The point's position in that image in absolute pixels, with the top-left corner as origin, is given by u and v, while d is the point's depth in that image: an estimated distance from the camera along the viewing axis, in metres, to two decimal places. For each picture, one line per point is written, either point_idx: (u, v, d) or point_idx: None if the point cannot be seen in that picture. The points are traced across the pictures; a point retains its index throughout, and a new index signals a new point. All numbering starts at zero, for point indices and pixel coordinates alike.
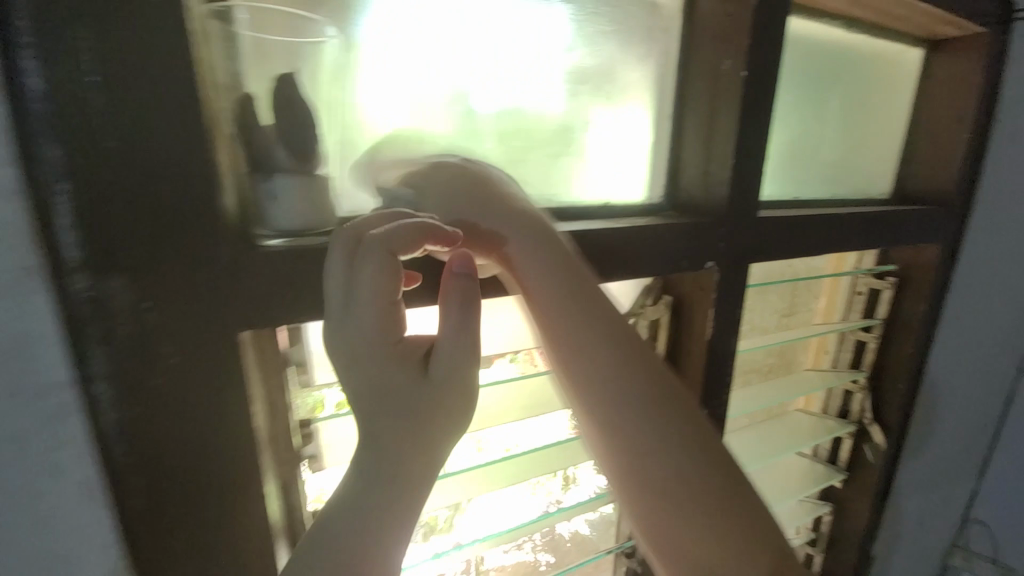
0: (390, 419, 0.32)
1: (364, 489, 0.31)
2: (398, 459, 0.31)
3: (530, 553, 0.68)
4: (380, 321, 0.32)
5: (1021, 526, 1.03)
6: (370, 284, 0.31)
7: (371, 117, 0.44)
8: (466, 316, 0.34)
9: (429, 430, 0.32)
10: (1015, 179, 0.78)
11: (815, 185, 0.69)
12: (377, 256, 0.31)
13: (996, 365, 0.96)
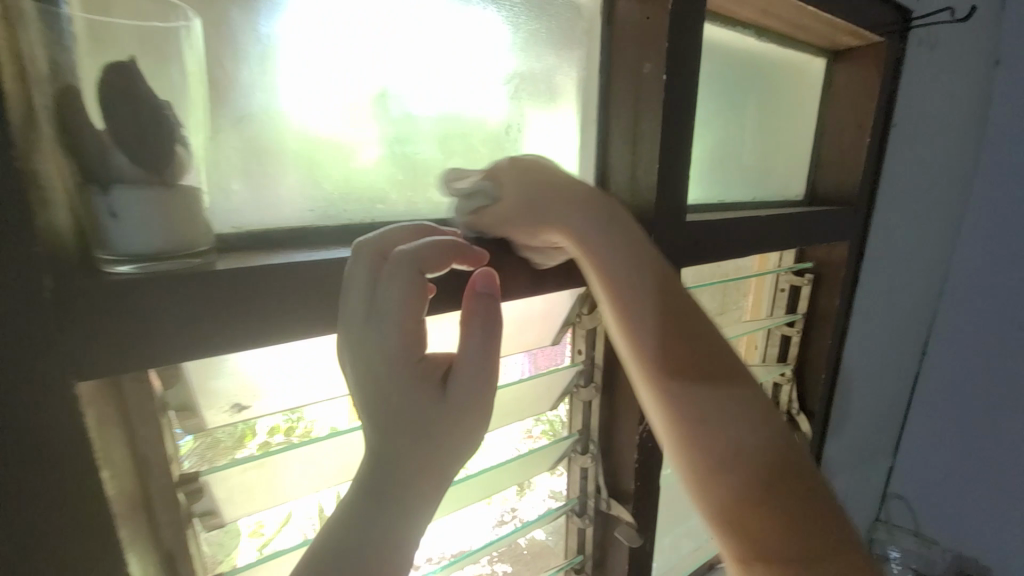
0: (402, 441, 0.28)
1: (368, 515, 0.27)
2: (409, 486, 0.28)
3: (486, 566, 0.63)
4: (405, 335, 0.28)
5: (931, 496, 1.15)
6: (398, 301, 0.29)
7: (300, 120, 0.41)
8: (488, 336, 0.30)
9: (439, 455, 0.28)
10: (908, 181, 0.85)
11: (737, 188, 0.71)
12: (410, 271, 0.29)
13: (900, 350, 1.05)
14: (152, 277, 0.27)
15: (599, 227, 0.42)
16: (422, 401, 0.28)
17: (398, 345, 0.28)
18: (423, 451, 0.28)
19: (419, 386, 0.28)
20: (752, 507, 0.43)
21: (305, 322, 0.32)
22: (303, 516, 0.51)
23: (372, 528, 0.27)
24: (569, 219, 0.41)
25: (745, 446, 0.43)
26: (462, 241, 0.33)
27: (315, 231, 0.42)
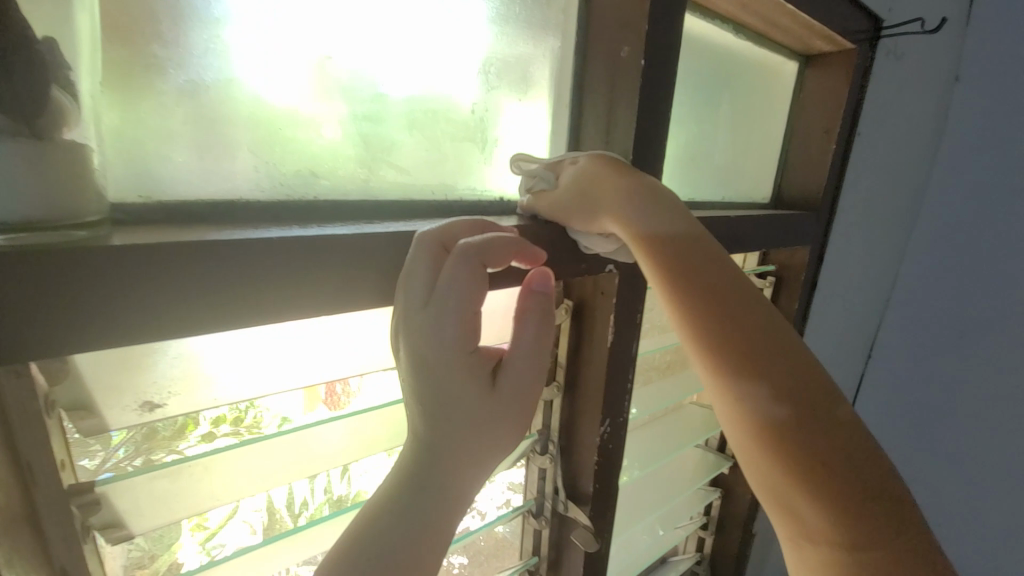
0: (454, 433, 0.30)
1: (418, 499, 0.30)
2: (460, 473, 0.31)
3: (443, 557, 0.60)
4: (461, 329, 0.30)
5: None
6: (460, 295, 0.30)
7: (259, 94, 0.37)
8: (541, 337, 0.32)
9: (484, 446, 0.31)
10: (867, 189, 0.87)
11: (707, 187, 0.71)
12: (473, 264, 0.30)
13: (849, 352, 1.09)
14: (17, 248, 0.22)
15: (645, 207, 0.42)
16: (470, 394, 0.30)
17: (456, 344, 0.30)
18: (471, 443, 0.31)
19: (469, 381, 0.30)
20: (791, 483, 0.37)
21: (225, 310, 0.27)
22: (251, 508, 0.46)
23: (425, 509, 0.30)
24: (611, 200, 0.42)
25: (772, 409, 0.38)
26: (522, 239, 0.34)
27: (246, 205, 0.36)
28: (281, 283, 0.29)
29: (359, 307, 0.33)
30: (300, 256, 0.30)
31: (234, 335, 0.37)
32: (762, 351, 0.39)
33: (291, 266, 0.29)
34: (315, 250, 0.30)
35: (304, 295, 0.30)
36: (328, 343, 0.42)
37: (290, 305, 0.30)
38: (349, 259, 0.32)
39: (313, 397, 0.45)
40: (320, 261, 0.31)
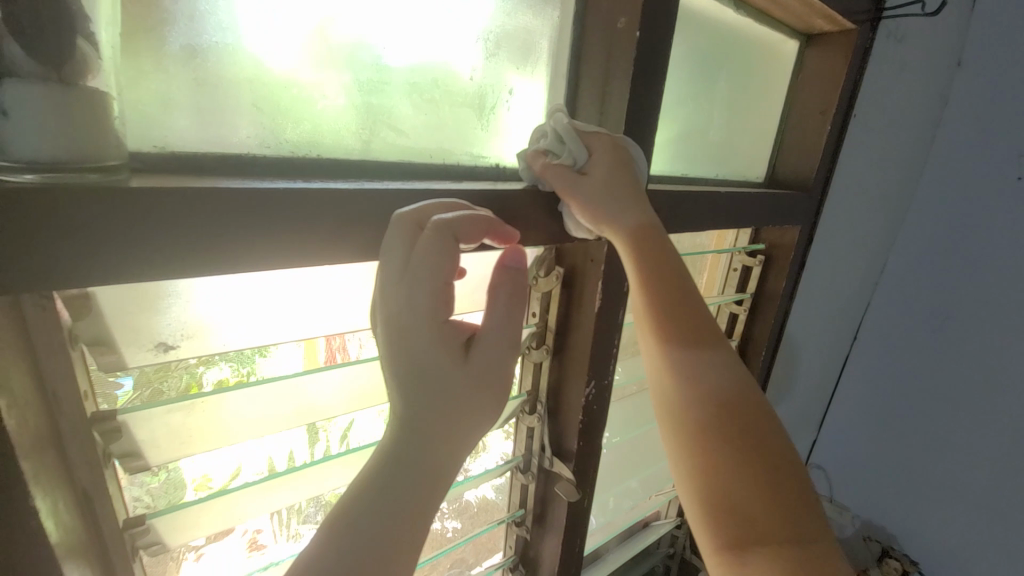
0: (428, 416, 0.33)
1: (392, 479, 0.32)
2: (427, 458, 0.33)
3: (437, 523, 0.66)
4: (434, 300, 0.33)
5: (844, 464, 1.29)
6: (432, 265, 0.33)
7: (262, 55, 0.38)
8: (510, 310, 0.35)
9: (451, 431, 0.33)
10: (860, 172, 0.89)
11: (700, 164, 0.72)
12: (445, 237, 0.33)
13: (835, 333, 1.13)
14: (48, 185, 0.24)
15: (639, 211, 0.47)
16: (445, 375, 0.33)
17: (428, 318, 0.33)
18: (442, 428, 0.33)
19: (445, 358, 0.33)
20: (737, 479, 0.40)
21: (236, 253, 0.30)
22: (252, 470, 0.49)
23: (397, 490, 0.32)
24: (627, 191, 0.47)
25: (719, 408, 0.43)
26: (494, 219, 0.37)
27: (253, 162, 0.38)
28: (286, 229, 0.31)
29: (359, 258, 0.36)
30: (304, 207, 0.32)
31: (237, 281, 0.39)
32: (711, 358, 0.45)
33: (296, 215, 0.31)
34: (319, 202, 0.32)
35: (308, 243, 0.33)
36: (326, 299, 0.45)
37: (295, 252, 0.32)
38: (349, 211, 0.34)
39: (312, 351, 0.48)
40: (323, 213, 0.33)
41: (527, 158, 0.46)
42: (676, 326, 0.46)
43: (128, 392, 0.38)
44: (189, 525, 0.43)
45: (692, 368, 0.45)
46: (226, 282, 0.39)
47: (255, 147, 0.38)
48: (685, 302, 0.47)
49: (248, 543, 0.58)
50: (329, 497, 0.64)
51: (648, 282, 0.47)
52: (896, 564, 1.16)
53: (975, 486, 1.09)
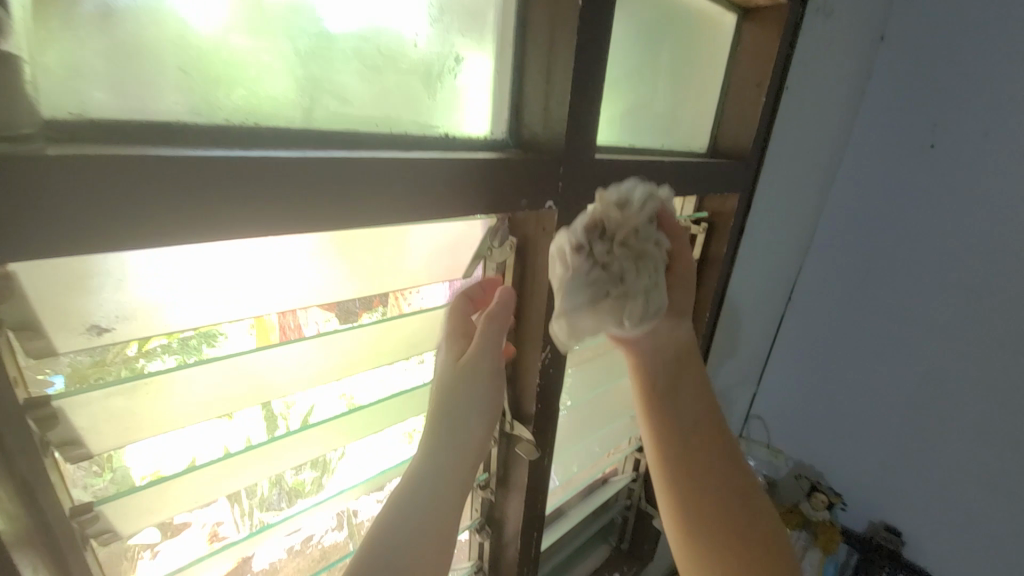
0: (455, 420, 0.57)
1: (433, 464, 0.55)
2: (439, 472, 0.55)
3: None
4: (454, 344, 0.59)
5: (778, 415, 1.44)
6: (452, 320, 0.59)
7: (189, 14, 0.35)
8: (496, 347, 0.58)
9: (453, 451, 0.56)
10: (793, 142, 0.95)
11: (646, 134, 0.75)
12: (461, 302, 0.59)
13: (770, 294, 1.22)
14: None
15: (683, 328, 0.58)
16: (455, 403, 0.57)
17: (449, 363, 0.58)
18: (448, 451, 0.56)
19: (456, 388, 0.58)
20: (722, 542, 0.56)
21: (172, 224, 0.30)
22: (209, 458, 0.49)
23: (434, 471, 0.55)
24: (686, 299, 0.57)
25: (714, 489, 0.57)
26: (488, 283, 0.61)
27: (183, 130, 0.36)
28: (225, 198, 0.31)
29: (304, 228, 0.36)
30: (246, 177, 0.32)
31: (177, 257, 0.39)
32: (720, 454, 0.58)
33: (235, 184, 0.32)
34: (259, 171, 0.33)
35: (250, 212, 0.33)
36: (274, 273, 0.44)
37: (237, 222, 0.32)
38: (291, 180, 0.34)
39: (263, 330, 0.48)
40: (266, 183, 0.33)
41: (644, 200, 0.50)
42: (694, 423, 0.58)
43: (61, 389, 0.37)
44: (143, 511, 0.43)
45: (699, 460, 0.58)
46: (161, 258, 0.38)
47: (187, 114, 0.36)
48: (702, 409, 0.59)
49: (209, 535, 0.58)
50: (293, 483, 0.63)
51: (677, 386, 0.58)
52: (824, 497, 1.28)
53: (887, 424, 1.25)
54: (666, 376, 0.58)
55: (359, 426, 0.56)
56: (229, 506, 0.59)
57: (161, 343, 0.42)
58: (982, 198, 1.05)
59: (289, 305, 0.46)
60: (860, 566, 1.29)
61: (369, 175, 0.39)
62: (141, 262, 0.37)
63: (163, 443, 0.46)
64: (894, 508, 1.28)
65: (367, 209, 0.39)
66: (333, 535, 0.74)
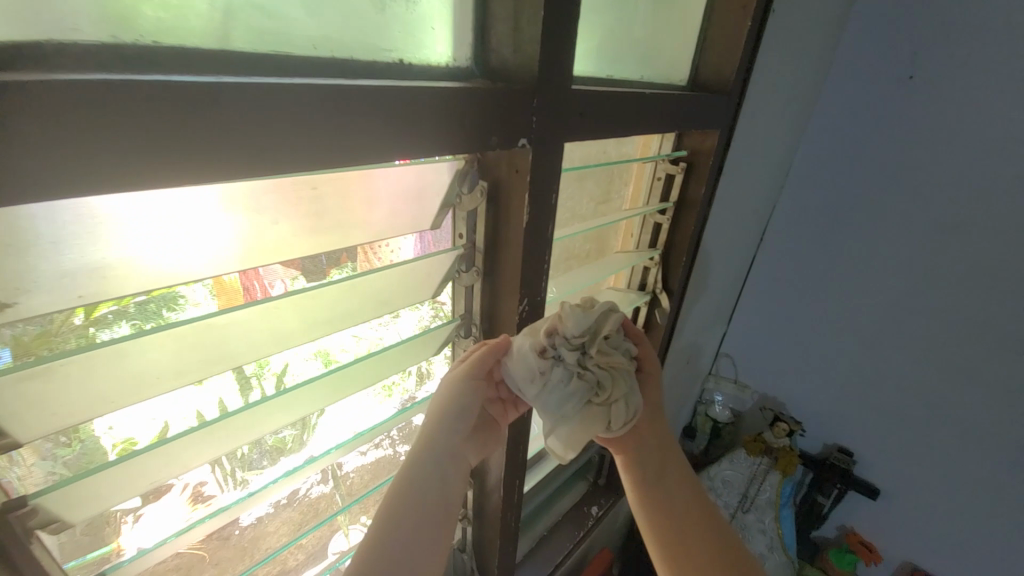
0: (450, 431, 0.58)
1: (426, 476, 0.56)
2: (406, 545, 0.52)
3: (390, 449, 0.81)
4: (456, 402, 0.58)
5: (745, 351, 1.55)
6: (466, 379, 0.59)
7: None
8: (470, 412, 0.58)
9: (422, 525, 0.53)
10: (769, 72, 0.91)
11: (621, 65, 0.70)
12: (477, 361, 0.59)
13: (742, 235, 1.23)
14: None
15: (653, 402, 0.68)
16: (433, 473, 0.56)
17: (449, 425, 0.58)
18: (420, 525, 0.53)
19: (443, 452, 0.57)
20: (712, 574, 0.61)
21: (53, 167, 0.24)
22: (181, 422, 0.49)
23: (424, 484, 0.55)
24: (654, 381, 0.68)
25: (698, 529, 0.63)
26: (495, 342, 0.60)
27: (69, 54, 0.28)
28: (138, 134, 0.26)
29: (240, 173, 0.31)
30: (163, 108, 0.27)
31: (104, 213, 0.34)
32: (698, 500, 0.65)
33: (149, 117, 0.27)
34: (181, 102, 0.27)
35: (173, 151, 0.28)
36: (208, 232, 0.40)
37: (161, 160, 0.28)
38: (220, 110, 0.29)
39: (224, 291, 0.48)
40: (189, 115, 0.28)
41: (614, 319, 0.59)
42: (674, 474, 0.66)
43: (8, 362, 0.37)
44: (108, 492, 0.40)
45: (682, 503, 0.65)
46: (131, 201, 0.35)
47: (74, 33, 0.29)
48: (676, 463, 0.67)
49: (190, 497, 0.55)
50: (273, 441, 0.61)
51: (654, 446, 0.67)
52: (784, 426, 1.40)
53: (842, 354, 1.35)
54: (643, 436, 0.67)
55: (331, 389, 0.53)
56: (211, 467, 0.56)
57: (113, 310, 0.42)
58: (939, 134, 1.11)
59: (222, 270, 0.42)
60: (815, 483, 1.44)
61: (316, 109, 0.34)
62: (51, 216, 0.32)
63: (132, 412, 0.46)
64: (847, 430, 1.40)
65: (312, 147, 0.34)
66: (320, 488, 0.73)
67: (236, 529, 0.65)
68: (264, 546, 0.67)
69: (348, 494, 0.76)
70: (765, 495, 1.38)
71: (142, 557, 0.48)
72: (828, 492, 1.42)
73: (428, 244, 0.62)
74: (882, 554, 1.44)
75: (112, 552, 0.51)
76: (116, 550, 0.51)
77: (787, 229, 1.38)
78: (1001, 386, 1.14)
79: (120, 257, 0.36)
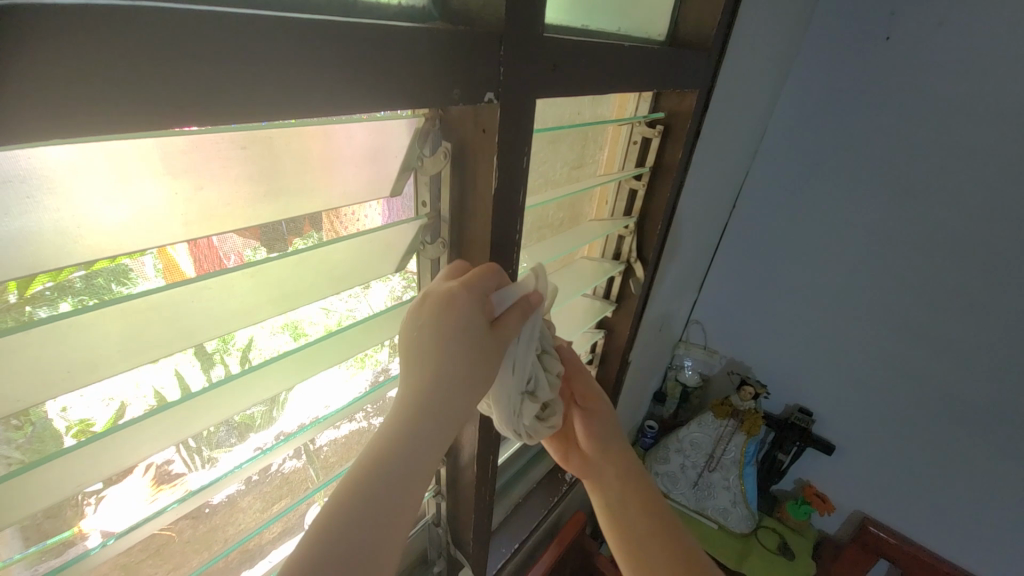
0: (449, 390, 0.44)
1: (425, 406, 0.43)
2: (393, 488, 0.40)
3: (364, 422, 0.77)
4: (462, 330, 0.46)
5: (715, 318, 1.58)
6: (469, 304, 0.47)
7: None
8: (470, 343, 0.46)
9: (413, 467, 0.41)
10: (744, 30, 0.88)
11: (596, 17, 0.65)
12: (475, 290, 0.48)
13: (715, 200, 1.23)
14: None
15: (606, 428, 0.74)
16: (438, 411, 0.43)
17: (458, 360, 0.45)
18: (411, 470, 0.41)
19: (450, 391, 0.44)
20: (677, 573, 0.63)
21: None
22: (139, 407, 0.45)
23: (418, 455, 0.41)
24: (606, 412, 0.74)
25: (658, 536, 0.67)
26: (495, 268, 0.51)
27: None
28: (38, 69, 0.22)
29: (159, 126, 0.26)
30: (69, 38, 0.22)
31: (25, 162, 0.29)
32: (655, 508, 0.69)
33: (53, 50, 0.22)
34: (91, 32, 0.23)
35: (82, 90, 0.23)
36: (125, 202, 0.34)
37: (69, 102, 0.23)
38: (137, 46, 0.24)
39: (173, 265, 0.42)
40: (105, 49, 0.23)
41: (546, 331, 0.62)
42: (632, 489, 0.71)
43: None
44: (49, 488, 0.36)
45: (641, 515, 0.69)
46: (67, 157, 0.30)
47: None
48: (634, 476, 0.72)
49: (153, 479, 0.51)
50: (241, 418, 0.56)
51: (608, 469, 0.73)
52: (750, 389, 1.44)
53: (807, 317, 1.40)
54: (601, 459, 0.73)
55: (297, 367, 0.49)
56: (175, 446, 0.51)
57: (52, 286, 0.37)
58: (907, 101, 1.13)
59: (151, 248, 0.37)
60: (776, 441, 1.51)
61: (254, 46, 0.28)
62: None
63: (88, 392, 0.42)
64: (808, 391, 1.47)
65: (247, 98, 0.29)
66: (292, 463, 0.69)
67: (208, 507, 0.61)
68: (233, 527, 0.63)
69: (322, 467, 0.73)
70: (731, 454, 1.45)
71: (109, 545, 0.44)
72: (788, 449, 1.50)
73: (394, 212, 0.58)
74: (835, 505, 1.54)
75: (74, 536, 0.47)
76: (78, 534, 0.47)
77: (759, 195, 1.39)
78: (949, 344, 1.20)
79: (53, 225, 0.31)
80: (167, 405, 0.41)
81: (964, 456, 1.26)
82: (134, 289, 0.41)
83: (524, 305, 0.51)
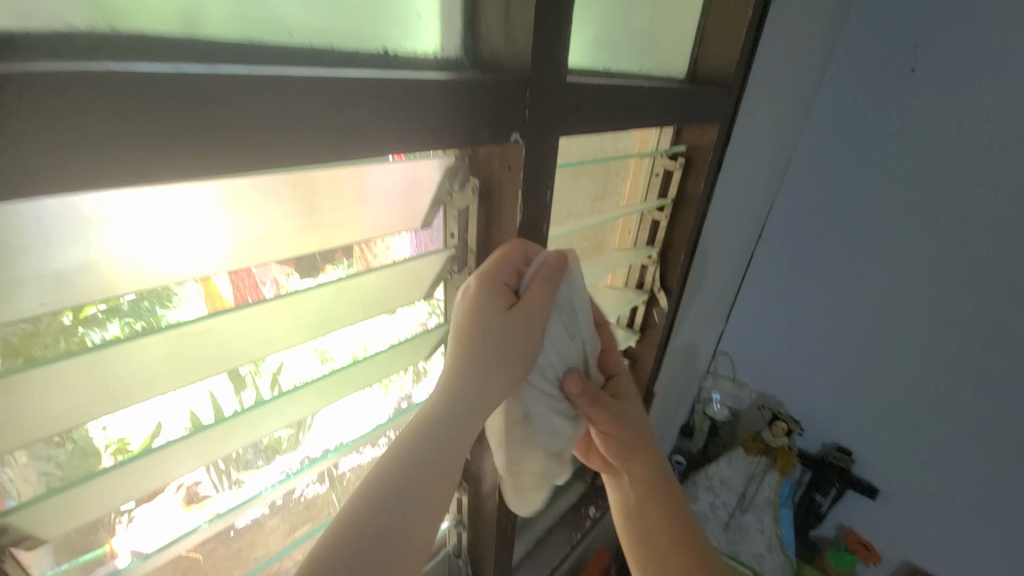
0: (473, 381, 0.47)
1: (452, 402, 0.46)
2: (422, 478, 0.43)
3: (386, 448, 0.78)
4: (485, 318, 0.48)
5: (744, 350, 1.54)
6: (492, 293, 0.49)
7: None
8: (493, 328, 0.48)
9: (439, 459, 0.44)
10: (765, 66, 0.90)
11: (616, 58, 0.69)
12: (496, 278, 0.50)
13: (740, 231, 1.22)
14: None
15: (641, 441, 0.68)
16: (462, 407, 0.46)
17: (480, 351, 0.47)
18: (439, 462, 0.44)
19: (474, 386, 0.47)
20: None
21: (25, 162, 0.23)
22: (175, 427, 0.48)
23: (446, 447, 0.45)
24: (641, 428, 0.68)
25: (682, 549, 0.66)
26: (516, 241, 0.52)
27: (65, 48, 0.28)
28: (122, 124, 0.25)
29: (216, 172, 0.30)
30: (155, 97, 0.26)
31: (90, 210, 0.33)
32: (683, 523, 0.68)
33: (139, 108, 0.26)
34: (163, 90, 0.26)
35: (152, 140, 0.27)
36: (187, 238, 0.38)
37: (140, 151, 0.26)
38: (202, 104, 0.28)
39: (213, 293, 0.46)
40: (182, 107, 0.27)
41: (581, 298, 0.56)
42: (658, 500, 0.69)
43: None
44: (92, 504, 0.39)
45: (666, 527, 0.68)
46: (126, 205, 0.34)
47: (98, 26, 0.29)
48: (664, 487, 0.70)
49: (184, 498, 0.53)
50: (269, 440, 0.59)
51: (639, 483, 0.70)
52: (782, 425, 1.39)
53: (841, 350, 1.35)
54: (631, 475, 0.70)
55: (325, 392, 0.51)
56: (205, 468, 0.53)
57: (103, 309, 0.40)
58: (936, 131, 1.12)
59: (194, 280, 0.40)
60: (813, 482, 1.43)
61: (302, 100, 0.32)
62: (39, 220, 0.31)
63: (126, 414, 0.45)
64: (846, 429, 1.40)
65: (299, 146, 0.33)
66: (315, 489, 0.70)
67: (232, 530, 0.62)
68: (256, 551, 0.65)
69: (344, 493, 0.74)
70: (763, 494, 1.38)
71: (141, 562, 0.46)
72: (826, 491, 1.42)
73: (422, 243, 0.60)
74: (881, 553, 1.43)
75: (106, 553, 0.49)
76: (109, 552, 0.49)
77: (785, 225, 1.38)
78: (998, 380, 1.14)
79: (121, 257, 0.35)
80: (203, 428, 0.43)
81: (1021, 503, 1.18)
82: (174, 312, 0.44)
83: (546, 275, 0.50)
